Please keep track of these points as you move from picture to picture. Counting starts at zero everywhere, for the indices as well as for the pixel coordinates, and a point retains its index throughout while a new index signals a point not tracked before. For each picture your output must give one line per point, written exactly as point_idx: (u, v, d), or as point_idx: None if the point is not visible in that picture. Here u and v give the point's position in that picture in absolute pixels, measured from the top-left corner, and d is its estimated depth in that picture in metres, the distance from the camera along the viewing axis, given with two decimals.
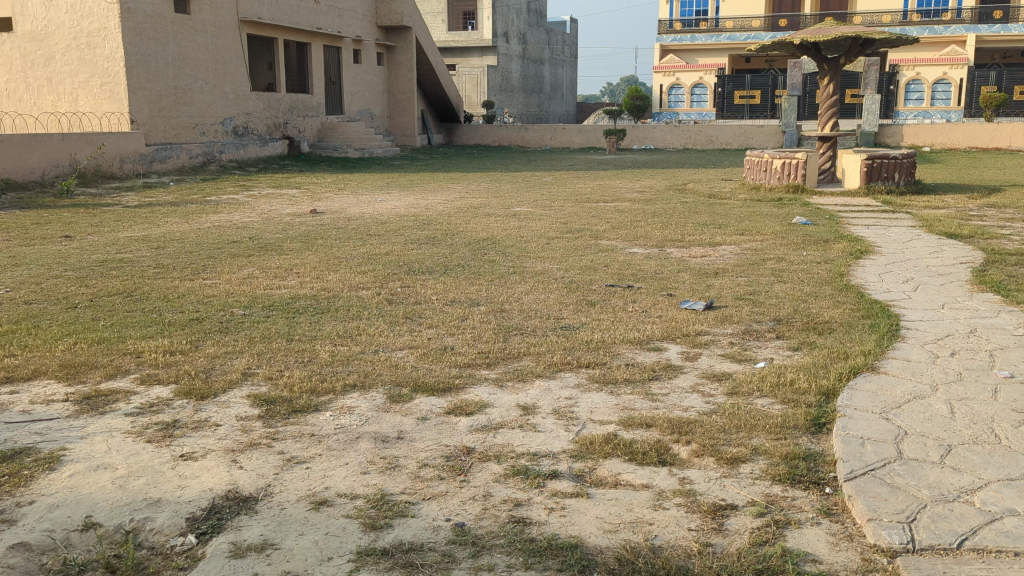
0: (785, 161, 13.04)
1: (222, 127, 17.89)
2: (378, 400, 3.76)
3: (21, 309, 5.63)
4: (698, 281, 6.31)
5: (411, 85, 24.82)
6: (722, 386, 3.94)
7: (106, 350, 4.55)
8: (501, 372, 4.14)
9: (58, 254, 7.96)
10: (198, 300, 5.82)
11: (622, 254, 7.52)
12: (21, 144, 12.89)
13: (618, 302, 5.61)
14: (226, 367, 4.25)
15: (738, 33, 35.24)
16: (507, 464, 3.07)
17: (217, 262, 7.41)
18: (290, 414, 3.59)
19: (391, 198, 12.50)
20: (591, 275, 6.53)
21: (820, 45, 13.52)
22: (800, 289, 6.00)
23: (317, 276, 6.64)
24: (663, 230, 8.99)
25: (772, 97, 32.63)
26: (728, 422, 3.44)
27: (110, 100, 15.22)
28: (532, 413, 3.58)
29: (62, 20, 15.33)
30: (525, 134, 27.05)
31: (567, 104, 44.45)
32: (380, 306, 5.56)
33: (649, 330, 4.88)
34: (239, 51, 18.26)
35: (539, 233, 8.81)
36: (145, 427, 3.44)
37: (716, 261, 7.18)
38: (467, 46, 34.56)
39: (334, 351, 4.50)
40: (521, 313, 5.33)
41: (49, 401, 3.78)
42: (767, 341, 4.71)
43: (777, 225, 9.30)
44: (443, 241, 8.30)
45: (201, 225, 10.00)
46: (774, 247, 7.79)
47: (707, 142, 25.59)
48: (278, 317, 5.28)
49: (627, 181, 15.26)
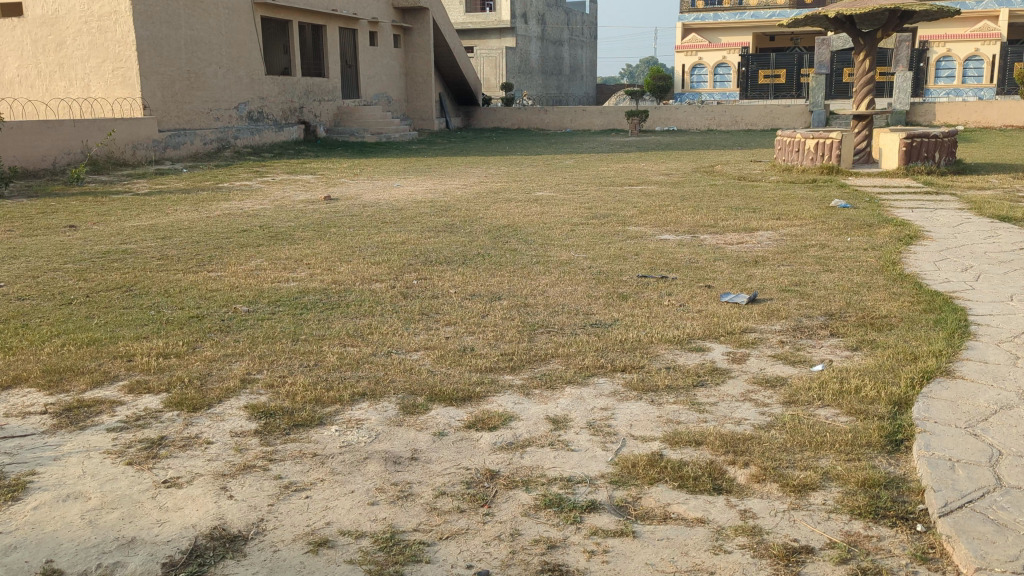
0: (818, 141, 12.47)
1: (237, 112, 17.51)
2: (390, 411, 3.35)
3: (12, 307, 5.24)
4: (737, 271, 5.84)
5: (428, 68, 24.33)
6: (777, 394, 3.49)
7: (95, 354, 4.15)
8: (527, 378, 3.71)
9: (60, 245, 7.61)
10: (200, 295, 5.42)
11: (653, 241, 7.06)
12: (31, 131, 12.58)
13: (652, 295, 5.16)
14: (224, 373, 3.84)
15: (763, 10, 34.36)
16: (538, 493, 2.64)
17: (224, 253, 7.03)
18: (291, 429, 3.19)
19: (408, 183, 12.08)
20: (621, 265, 6.09)
21: (855, 19, 12.95)
22: (849, 279, 5.51)
23: (329, 267, 6.24)
24: (694, 215, 8.49)
25: (797, 77, 31.77)
26: (789, 439, 2.99)
27: (122, 85, 14.88)
28: (563, 428, 3.15)
29: (72, 4, 14.95)
30: (544, 117, 26.51)
31: (587, 85, 43.71)
32: (395, 301, 5.14)
33: (689, 327, 4.42)
34: (253, 34, 17.86)
35: (564, 219, 8.37)
36: (127, 446, 3.03)
37: (755, 249, 6.70)
38: (485, 28, 34.01)
39: (343, 352, 4.09)
40: (546, 308, 4.89)
41: (26, 414, 3.39)
42: (821, 340, 4.25)
43: (815, 208, 8.78)
44: (461, 229, 7.87)
45: (211, 213, 9.63)
46: (815, 232, 7.30)
47: (731, 123, 24.93)
48: (284, 315, 4.87)
49: (652, 163, 14.76)
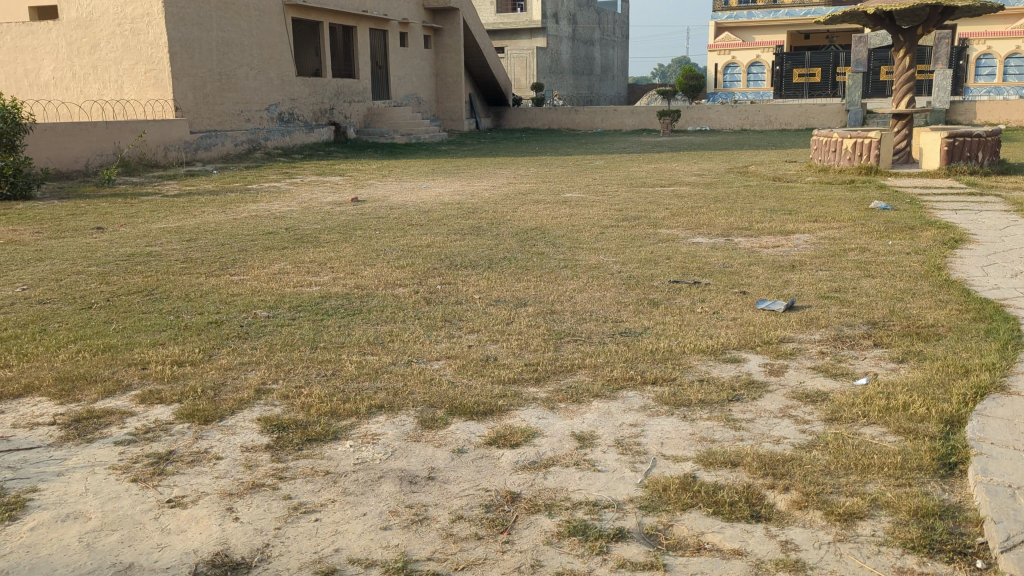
0: (856, 141, 12.14)
1: (267, 113, 17.51)
2: (407, 426, 3.19)
3: (32, 310, 5.17)
4: (773, 276, 5.62)
5: (458, 69, 24.24)
6: (818, 410, 3.29)
7: (110, 361, 4.05)
8: (552, 391, 3.53)
9: (85, 247, 7.56)
10: (220, 300, 5.32)
11: (684, 244, 6.85)
12: (64, 133, 12.64)
13: (684, 301, 4.97)
14: (239, 382, 3.71)
15: (797, 9, 33.91)
16: (561, 519, 2.47)
17: (247, 256, 6.92)
18: (303, 444, 3.05)
19: (436, 185, 11.97)
20: (652, 269, 5.89)
21: (894, 16, 12.62)
22: (892, 285, 5.26)
23: (352, 271, 6.11)
24: (728, 217, 8.25)
25: (833, 75, 31.23)
26: (832, 462, 2.79)
27: (155, 87, 14.94)
28: (590, 446, 2.97)
29: (106, 6, 15.01)
30: (575, 117, 26.28)
31: (618, 86, 43.38)
32: (417, 307, 4.99)
33: (723, 336, 4.22)
34: (283, 35, 17.86)
35: (593, 221, 8.18)
36: (133, 461, 2.90)
37: (791, 252, 6.46)
38: (516, 28, 33.89)
39: (362, 361, 3.95)
40: (574, 315, 4.71)
41: (34, 425, 3.28)
42: (864, 350, 4.03)
43: (853, 211, 8.51)
44: (488, 231, 7.71)
45: (238, 214, 9.58)
46: (854, 235, 7.05)
47: (766, 122, 24.56)
48: (304, 321, 4.74)
49: (684, 164, 14.49)
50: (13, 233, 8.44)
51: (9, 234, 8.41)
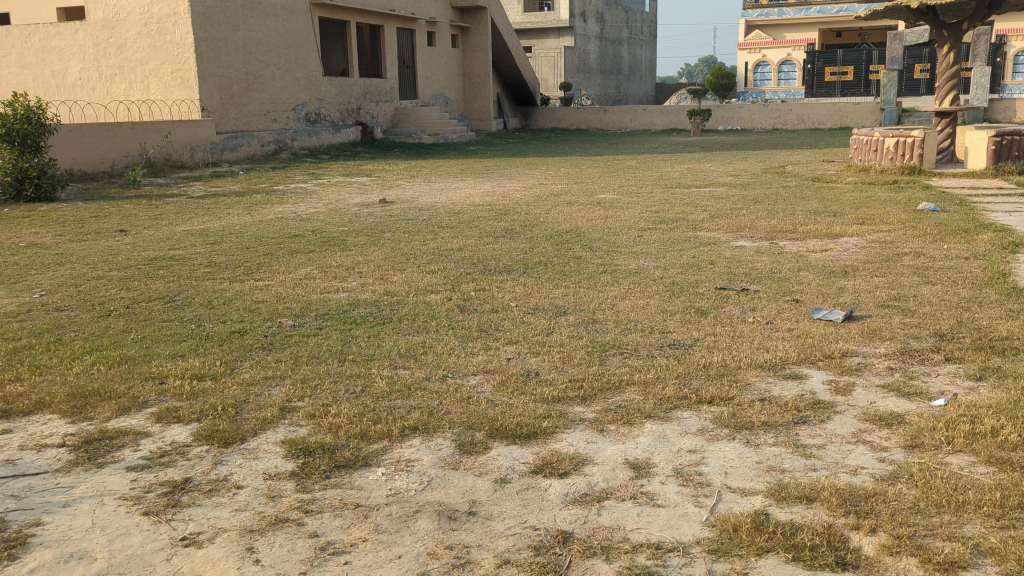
0: (899, 140, 11.73)
1: (294, 114, 17.36)
2: (444, 450, 2.93)
3: (49, 318, 4.98)
4: (827, 282, 5.29)
5: (486, 68, 24.00)
6: (896, 435, 2.97)
7: (126, 375, 3.82)
8: (600, 411, 3.24)
9: (108, 251, 7.40)
10: (244, 307, 5.10)
11: (728, 248, 6.54)
12: (90, 133, 12.56)
13: (733, 310, 4.68)
14: (262, 400, 3.46)
15: (830, 5, 33.15)
16: (620, 565, 2.19)
17: (273, 260, 6.71)
18: (331, 472, 2.79)
19: (465, 186, 11.73)
20: (695, 275, 5.59)
21: (937, 10, 12.21)
22: (956, 293, 4.91)
23: (381, 276, 5.86)
24: (771, 219, 7.92)
25: (866, 73, 30.60)
26: (921, 497, 2.48)
27: (181, 87, 14.81)
28: (646, 476, 2.69)
29: (132, 6, 14.89)
30: (603, 116, 25.94)
31: (646, 85, 42.93)
32: (450, 315, 4.73)
33: (781, 349, 3.91)
34: (310, 35, 17.72)
35: (629, 224, 7.89)
36: (146, 491, 2.67)
37: (841, 257, 6.13)
38: (544, 28, 33.62)
39: (393, 376, 3.69)
40: (617, 325, 4.43)
41: (42, 447, 3.07)
42: (936, 366, 3.70)
43: (902, 212, 8.14)
44: (521, 234, 7.44)
45: (263, 217, 9.39)
46: (906, 239, 6.69)
47: (798, 121, 24.10)
48: (331, 331, 4.48)
49: (718, 164, 14.13)
50: (35, 236, 8.29)
51: (30, 236, 8.26)
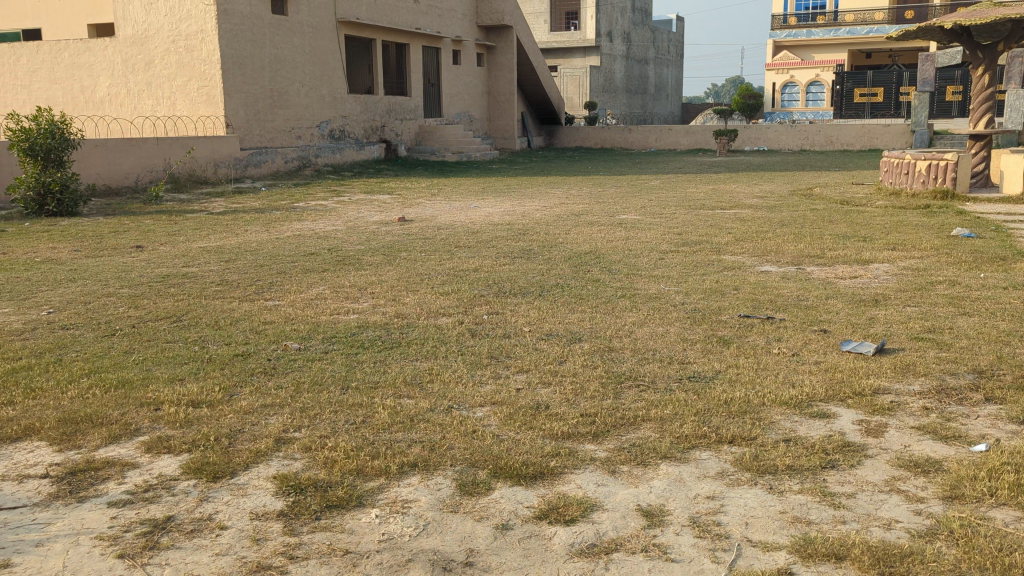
0: (931, 163, 11.40)
1: (318, 131, 17.36)
2: (443, 491, 2.74)
3: (52, 337, 4.85)
4: (856, 312, 5.07)
5: (511, 87, 23.94)
6: (933, 484, 2.74)
7: (121, 400, 3.67)
8: (613, 450, 3.05)
9: (121, 267, 7.31)
10: (250, 328, 4.95)
11: (753, 273, 6.33)
12: (115, 149, 12.59)
13: (757, 340, 4.47)
14: (257, 430, 3.29)
15: (859, 27, 32.86)
16: None
17: (286, 278, 6.58)
18: (321, 513, 2.61)
19: (485, 204, 11.59)
20: (718, 301, 5.39)
21: (972, 30, 11.92)
22: (994, 326, 4.67)
23: (393, 297, 5.70)
24: (798, 244, 7.68)
25: (896, 95, 30.17)
26: (962, 558, 2.26)
27: (207, 103, 14.84)
28: (659, 526, 2.48)
29: (161, 23, 14.95)
30: (628, 136, 25.79)
31: (672, 105, 42.76)
32: (461, 340, 4.55)
33: (808, 385, 3.68)
34: (336, 52, 17.75)
35: (650, 246, 7.69)
36: (124, 530, 2.52)
37: (871, 285, 5.89)
38: (570, 47, 33.60)
39: (396, 407, 3.51)
40: (635, 354, 4.23)
41: (24, 477, 2.92)
42: (976, 407, 3.45)
43: (934, 238, 7.86)
44: (539, 255, 7.27)
45: (281, 234, 9.29)
46: (940, 266, 6.43)
47: (826, 142, 23.78)
48: (337, 355, 4.32)
49: (744, 185, 13.89)
50: (52, 250, 8.25)
51: (47, 252, 8.22)
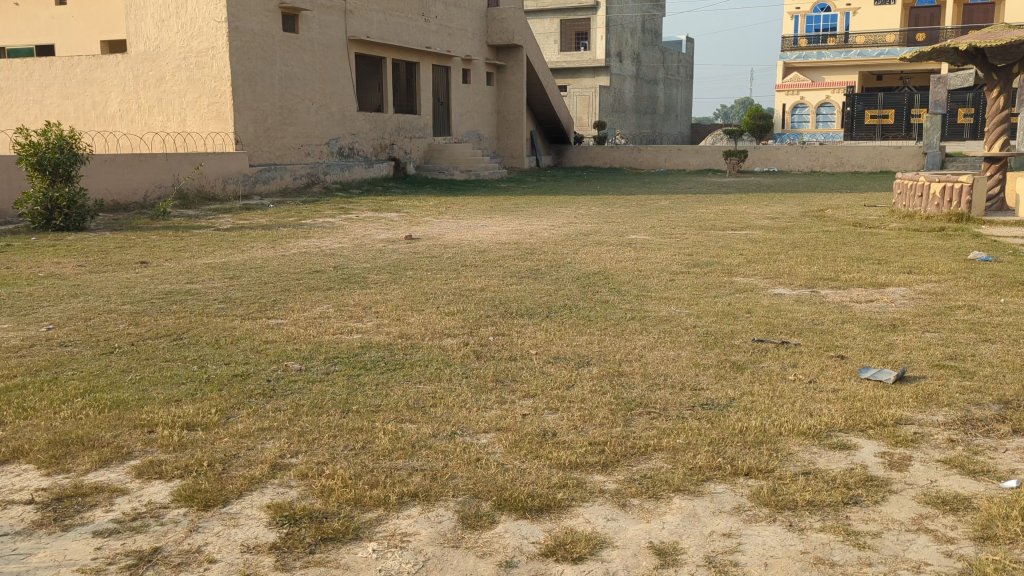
0: (945, 185, 11.26)
1: (327, 148, 17.33)
2: (445, 524, 2.60)
3: (50, 355, 4.75)
4: (873, 337, 4.93)
5: (520, 106, 23.93)
6: (962, 523, 2.60)
7: (115, 422, 3.54)
8: (623, 482, 2.91)
9: (125, 283, 7.24)
10: (251, 348, 4.83)
11: (766, 296, 6.19)
12: (124, 164, 12.56)
13: (772, 366, 4.33)
14: (253, 455, 3.17)
15: (870, 49, 32.85)
16: None
17: (290, 297, 6.47)
18: (316, 546, 2.48)
19: (493, 223, 11.50)
20: (731, 324, 5.25)
21: (987, 52, 11.82)
22: (1018, 353, 4.52)
23: (398, 317, 5.59)
24: (811, 266, 7.54)
25: (907, 117, 30.08)
26: None
27: (216, 120, 14.83)
28: (673, 566, 2.34)
29: (172, 40, 14.96)
30: (638, 156, 25.73)
31: (681, 125, 42.74)
32: (466, 362, 4.42)
33: (826, 415, 3.54)
34: (346, 70, 17.75)
35: (660, 267, 7.55)
36: (109, 563, 2.39)
37: (888, 309, 5.75)
38: (580, 67, 33.64)
39: (397, 432, 3.37)
40: (645, 380, 4.08)
41: (8, 503, 2.80)
42: (1004, 440, 3.30)
43: (951, 262, 7.70)
44: (547, 275, 7.16)
45: (286, 251, 9.21)
46: (958, 291, 6.29)
47: (837, 164, 23.64)
48: (338, 377, 4.19)
49: (755, 206, 13.76)
50: (55, 266, 8.17)
51: (51, 267, 8.14)
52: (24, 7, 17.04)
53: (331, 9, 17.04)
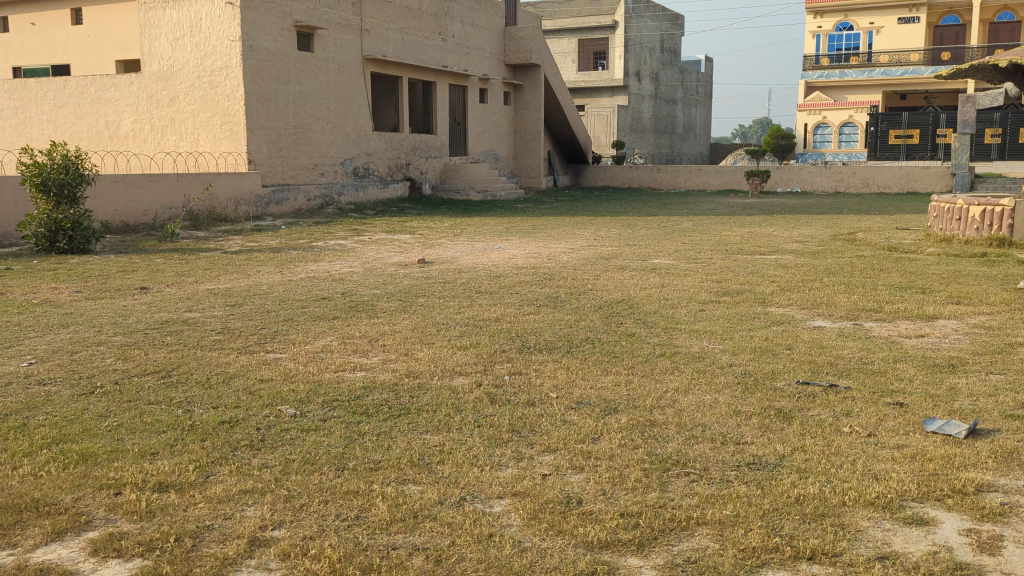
0: (985, 209, 10.71)
1: (342, 168, 17.00)
2: None
3: (24, 395, 4.33)
4: (932, 379, 4.43)
5: (538, 126, 23.57)
6: None
7: (79, 481, 3.11)
8: (662, 568, 2.44)
9: (121, 311, 6.86)
10: (244, 388, 4.39)
11: (806, 329, 5.72)
12: (134, 184, 12.27)
13: (821, 414, 3.85)
14: (229, 527, 2.73)
15: (894, 67, 32.41)
16: None
17: (293, 327, 6.05)
18: None
19: (509, 246, 11.10)
20: (771, 363, 4.77)
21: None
22: None
23: (407, 351, 5.15)
24: (850, 295, 7.05)
25: (932, 136, 29.34)
26: None
27: (229, 140, 14.54)
28: None
29: (186, 59, 14.69)
30: (657, 176, 25.30)
31: (701, 145, 42.25)
32: (478, 407, 3.97)
33: (894, 479, 3.05)
34: (362, 89, 17.47)
35: (689, 295, 7.09)
36: None
37: (942, 346, 5.25)
38: (598, 86, 33.36)
39: (398, 497, 2.92)
40: (681, 431, 3.61)
41: None
42: None
43: (999, 291, 7.19)
44: (567, 303, 6.71)
45: (294, 275, 8.82)
46: (1015, 323, 5.81)
47: (862, 184, 23.07)
48: (335, 426, 3.74)
49: (781, 228, 13.29)
50: (52, 292, 7.81)
51: (46, 292, 7.78)
52: (41, 26, 16.93)
53: (347, 28, 16.80)
